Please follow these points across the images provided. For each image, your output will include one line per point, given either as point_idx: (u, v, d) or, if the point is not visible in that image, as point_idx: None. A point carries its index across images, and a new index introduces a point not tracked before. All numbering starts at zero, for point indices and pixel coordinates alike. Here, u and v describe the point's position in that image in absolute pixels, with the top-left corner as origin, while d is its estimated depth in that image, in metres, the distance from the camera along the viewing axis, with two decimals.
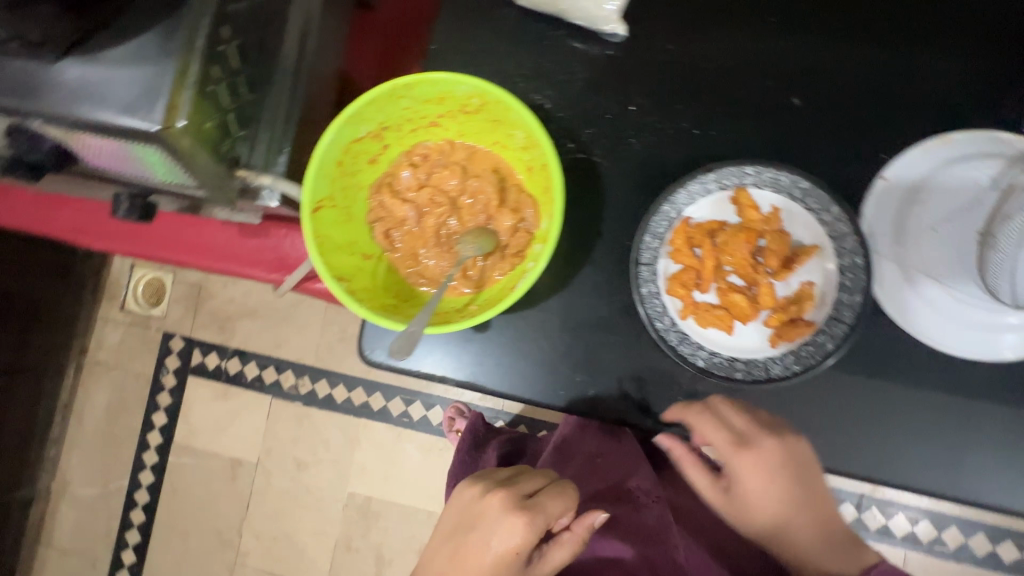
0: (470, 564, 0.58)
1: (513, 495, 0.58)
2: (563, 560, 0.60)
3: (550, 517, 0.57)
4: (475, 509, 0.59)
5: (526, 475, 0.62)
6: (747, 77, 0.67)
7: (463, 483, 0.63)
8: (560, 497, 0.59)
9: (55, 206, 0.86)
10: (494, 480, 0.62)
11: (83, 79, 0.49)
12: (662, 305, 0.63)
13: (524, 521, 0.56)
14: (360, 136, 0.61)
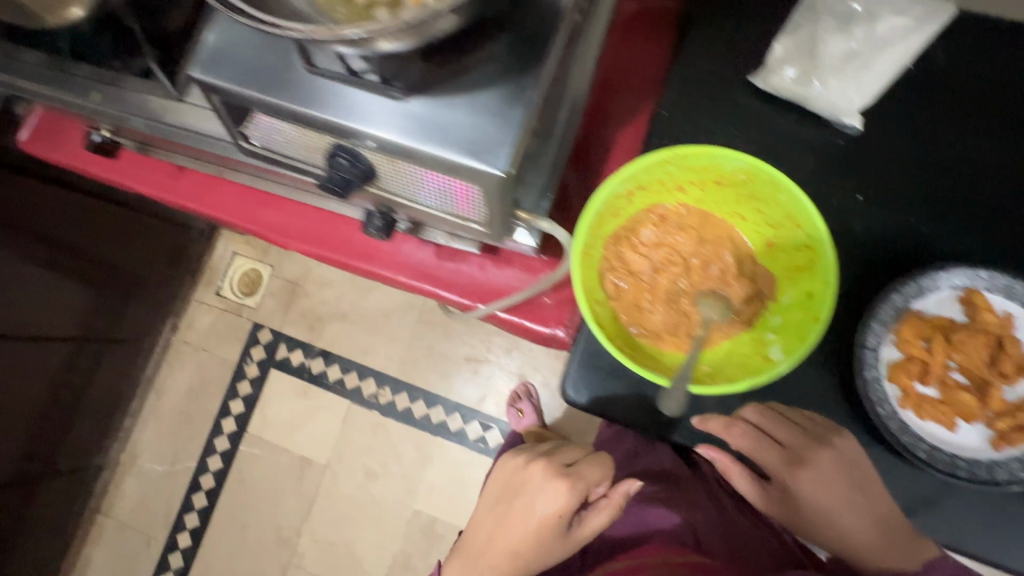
0: (518, 521, 0.77)
1: (552, 463, 0.79)
2: (603, 523, 0.75)
3: (587, 483, 0.74)
4: (520, 476, 0.82)
5: (565, 449, 0.85)
6: (979, 183, 0.69)
7: (511, 458, 0.88)
8: (596, 466, 0.77)
9: (262, 206, 0.93)
10: (533, 454, 0.86)
11: (430, 117, 0.54)
12: (884, 392, 0.65)
13: (568, 484, 0.75)
14: (621, 193, 0.65)
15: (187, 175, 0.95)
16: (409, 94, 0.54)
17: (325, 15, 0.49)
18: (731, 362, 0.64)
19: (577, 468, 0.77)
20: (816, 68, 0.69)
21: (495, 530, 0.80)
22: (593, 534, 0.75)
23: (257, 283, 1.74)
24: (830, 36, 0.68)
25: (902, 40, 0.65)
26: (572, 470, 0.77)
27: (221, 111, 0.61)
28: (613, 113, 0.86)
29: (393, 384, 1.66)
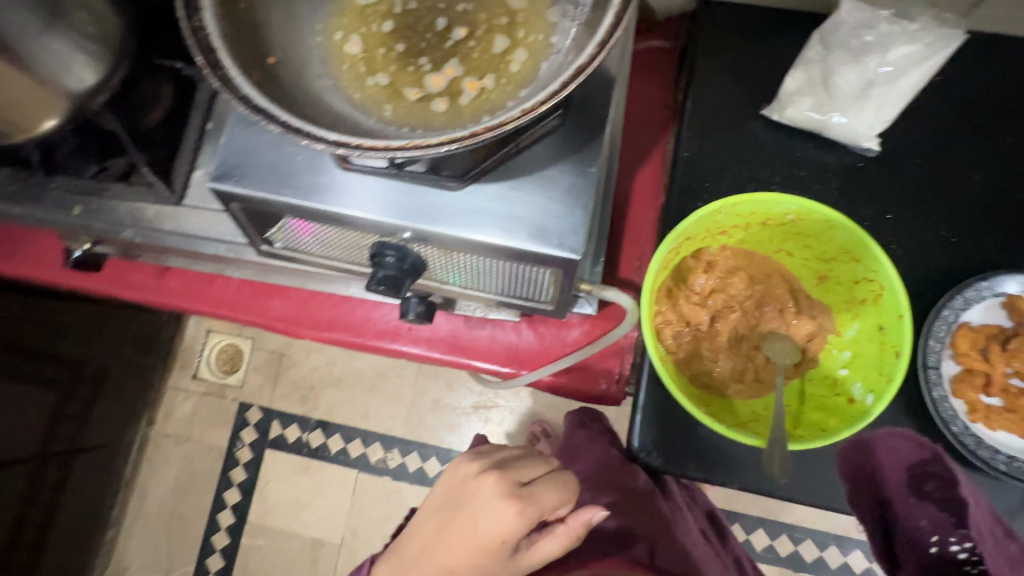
0: (461, 538, 0.64)
1: (511, 482, 0.66)
2: (551, 552, 0.65)
3: (541, 509, 0.64)
4: (469, 486, 0.67)
5: (526, 464, 0.71)
6: (995, 191, 0.72)
7: (460, 461, 0.72)
8: (554, 490, 0.66)
9: (268, 296, 0.85)
10: (489, 462, 0.71)
11: (491, 204, 0.50)
12: (953, 408, 0.65)
13: (518, 508, 0.63)
14: (674, 247, 0.63)
15: (175, 273, 0.86)
16: (464, 181, 0.50)
17: (373, 113, 0.46)
18: (809, 404, 0.63)
19: (531, 489, 0.66)
20: (833, 98, 0.70)
21: (433, 539, 0.66)
22: (539, 563, 0.65)
23: (239, 359, 1.62)
24: (844, 66, 0.68)
25: (917, 65, 0.66)
26: (521, 491, 0.65)
27: (242, 217, 0.56)
28: (627, 156, 0.85)
29: (403, 446, 1.57)
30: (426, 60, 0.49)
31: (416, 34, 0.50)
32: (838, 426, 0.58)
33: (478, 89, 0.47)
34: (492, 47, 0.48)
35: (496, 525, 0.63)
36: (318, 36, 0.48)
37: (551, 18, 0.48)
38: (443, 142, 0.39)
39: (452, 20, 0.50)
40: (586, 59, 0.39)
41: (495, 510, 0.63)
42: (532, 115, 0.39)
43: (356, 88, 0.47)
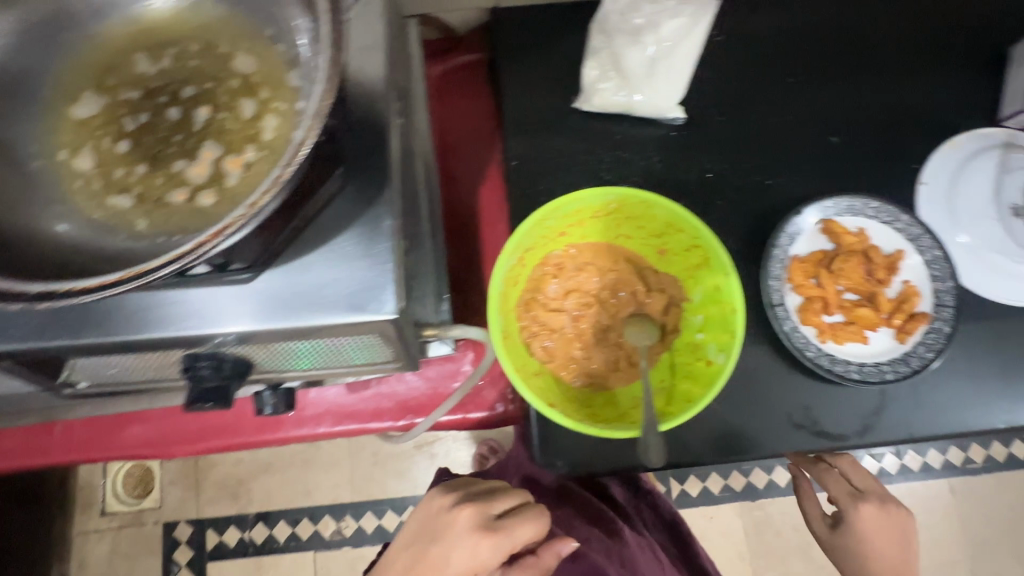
0: (434, 569, 0.66)
1: (483, 514, 0.67)
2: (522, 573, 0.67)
3: (515, 541, 0.65)
4: (442, 519, 0.67)
5: (503, 493, 0.70)
6: (792, 129, 0.79)
7: (433, 493, 0.71)
8: (529, 523, 0.67)
9: (124, 425, 0.77)
10: (465, 493, 0.70)
11: (293, 287, 0.47)
12: (804, 336, 0.70)
13: (492, 541, 0.65)
14: (513, 264, 0.63)
15: (7, 433, 0.76)
16: (256, 271, 0.47)
17: (121, 232, 0.41)
18: (679, 375, 0.65)
19: (505, 526, 0.65)
20: (628, 80, 0.73)
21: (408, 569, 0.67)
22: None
23: (151, 479, 1.50)
24: (627, 49, 0.71)
25: (687, 37, 0.69)
26: (496, 526, 0.66)
27: (25, 372, 0.49)
28: (466, 176, 0.85)
29: (355, 509, 1.51)
30: (176, 157, 0.43)
31: (151, 128, 0.44)
32: (701, 391, 0.60)
33: (243, 164, 0.43)
34: (240, 124, 0.43)
35: (468, 556, 0.65)
36: (36, 161, 0.42)
37: (293, 82, 0.44)
38: (165, 263, 0.35)
39: (185, 104, 0.44)
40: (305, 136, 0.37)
41: (464, 545, 0.65)
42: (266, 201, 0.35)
43: (95, 209, 0.42)
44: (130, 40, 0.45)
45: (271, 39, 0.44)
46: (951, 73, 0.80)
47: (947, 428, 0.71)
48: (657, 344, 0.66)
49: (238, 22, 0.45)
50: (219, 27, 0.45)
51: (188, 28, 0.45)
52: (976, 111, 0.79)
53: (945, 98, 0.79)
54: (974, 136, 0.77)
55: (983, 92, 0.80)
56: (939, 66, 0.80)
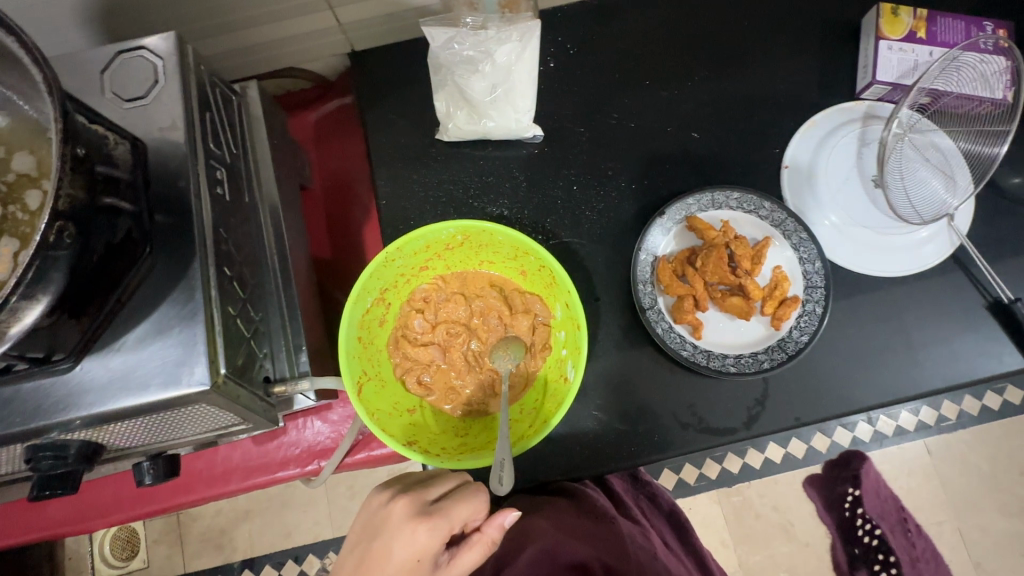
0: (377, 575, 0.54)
1: (418, 501, 0.56)
2: (473, 561, 0.56)
3: (454, 523, 0.54)
4: (379, 515, 0.57)
5: (440, 478, 0.60)
6: (652, 129, 0.79)
7: (372, 490, 0.61)
8: (469, 500, 0.56)
9: (41, 505, 0.79)
10: (403, 485, 0.60)
11: (113, 371, 0.48)
12: (678, 335, 0.71)
13: (429, 527, 0.54)
14: (368, 307, 0.64)
15: None
16: (72, 359, 0.47)
17: None
18: (546, 394, 0.65)
19: (441, 506, 0.55)
20: (476, 107, 0.74)
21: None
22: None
23: (137, 539, 1.53)
24: (468, 79, 0.71)
25: (520, 60, 0.70)
26: (432, 509, 0.55)
27: None
28: (350, 218, 0.87)
29: (337, 544, 1.53)
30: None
31: None
32: (556, 410, 0.61)
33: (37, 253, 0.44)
34: (26, 218, 0.45)
35: (409, 552, 0.53)
36: None
37: None
38: None
39: None
40: (33, 238, 0.37)
41: (401, 540, 0.54)
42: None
43: None
44: None
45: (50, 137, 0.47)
46: (804, 51, 0.81)
47: (838, 405, 0.71)
48: (525, 365, 0.68)
49: (21, 125, 0.47)
50: (4, 133, 0.48)
51: None
52: (834, 85, 0.80)
53: (800, 78, 0.80)
54: (831, 113, 0.78)
55: (838, 65, 0.80)
56: (792, 45, 0.81)
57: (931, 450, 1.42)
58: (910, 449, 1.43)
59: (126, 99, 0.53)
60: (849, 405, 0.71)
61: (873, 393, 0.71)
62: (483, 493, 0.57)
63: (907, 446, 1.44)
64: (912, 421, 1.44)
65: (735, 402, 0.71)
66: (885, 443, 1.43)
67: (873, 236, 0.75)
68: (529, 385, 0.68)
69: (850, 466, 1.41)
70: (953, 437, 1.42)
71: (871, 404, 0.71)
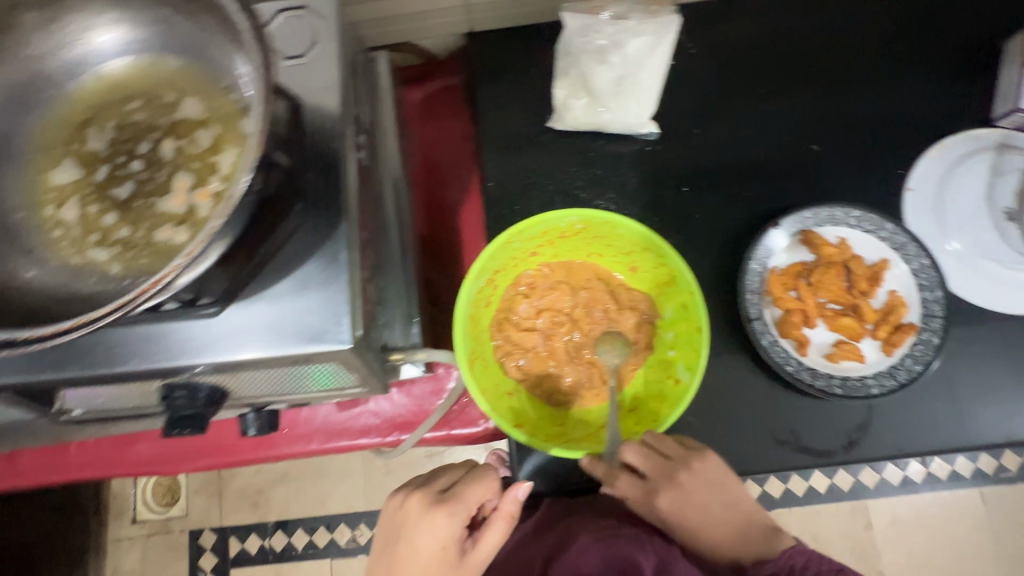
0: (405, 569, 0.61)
1: (430, 493, 0.63)
2: (497, 540, 0.62)
3: (468, 504, 0.61)
4: (398, 516, 0.63)
5: (441, 473, 0.67)
6: (771, 138, 0.77)
7: (393, 494, 0.66)
8: (475, 483, 0.63)
9: (129, 444, 0.81)
10: (413, 486, 0.66)
11: (257, 320, 0.49)
12: (784, 350, 0.69)
13: (446, 512, 0.61)
14: (481, 286, 0.64)
15: (25, 451, 0.80)
16: (221, 305, 0.49)
17: (90, 275, 0.44)
18: (650, 394, 0.66)
19: (449, 492, 0.62)
20: (597, 98, 0.73)
21: None
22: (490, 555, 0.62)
23: (178, 488, 1.56)
24: (594, 68, 0.70)
25: (651, 55, 0.69)
26: (443, 498, 0.62)
27: (19, 399, 0.53)
28: (447, 198, 0.87)
29: (368, 517, 1.54)
30: (150, 197, 0.46)
31: (116, 174, 0.47)
32: (669, 411, 0.61)
33: (210, 195, 0.45)
34: (197, 154, 0.46)
35: (438, 541, 0.60)
36: (17, 213, 0.45)
37: (244, 127, 0.46)
38: (112, 309, 0.36)
39: (152, 152, 0.47)
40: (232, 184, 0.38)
41: (432, 535, 0.60)
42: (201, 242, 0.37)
43: (68, 253, 0.45)
44: (96, 93, 0.48)
45: (226, 88, 0.47)
46: (938, 73, 0.77)
47: (945, 440, 0.68)
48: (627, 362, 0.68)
49: (196, 71, 0.48)
50: (180, 78, 0.49)
51: (153, 81, 0.49)
52: (968, 110, 0.76)
53: (933, 100, 0.77)
54: (963, 138, 0.75)
55: (974, 90, 0.77)
56: (927, 65, 0.78)
57: (988, 501, 1.37)
58: (966, 497, 1.38)
59: (285, 55, 0.54)
60: (956, 442, 0.68)
61: (983, 432, 0.68)
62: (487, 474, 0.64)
63: (962, 493, 1.39)
64: (969, 467, 1.39)
65: (838, 423, 0.69)
66: (940, 487, 1.38)
67: (997, 270, 0.72)
68: (628, 383, 0.68)
69: (899, 507, 1.37)
70: (1012, 489, 1.37)
71: (979, 444, 0.68)
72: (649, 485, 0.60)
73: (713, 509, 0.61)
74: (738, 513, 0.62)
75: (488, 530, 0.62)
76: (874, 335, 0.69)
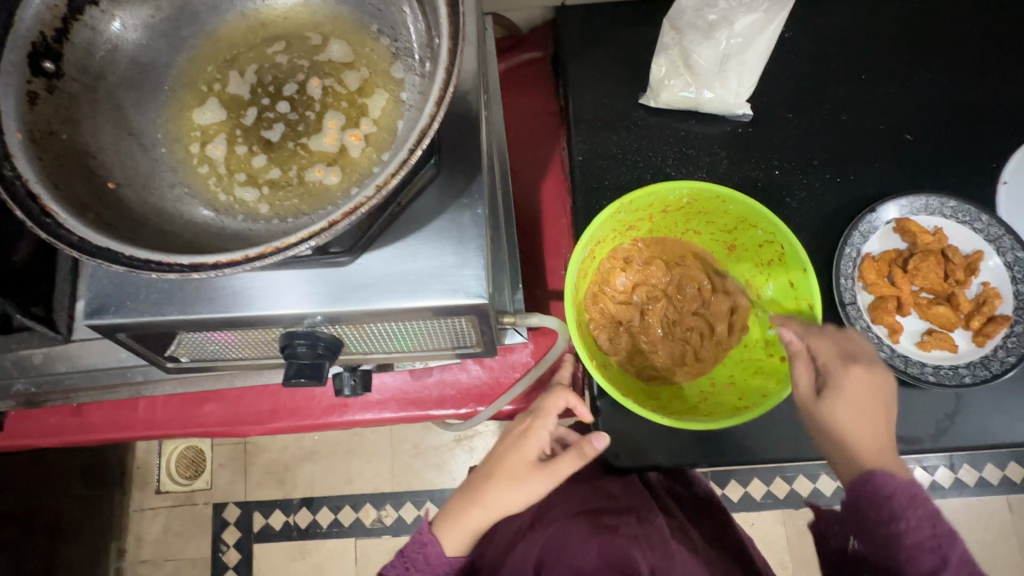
0: (493, 466, 0.66)
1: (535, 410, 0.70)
2: (566, 470, 0.63)
3: (555, 416, 0.67)
4: (511, 425, 0.71)
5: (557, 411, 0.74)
6: (864, 125, 0.77)
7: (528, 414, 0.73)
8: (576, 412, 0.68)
9: (199, 403, 0.79)
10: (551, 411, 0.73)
11: (390, 270, 0.49)
12: (876, 335, 0.69)
13: (538, 421, 0.67)
14: (586, 254, 0.64)
15: (93, 406, 0.79)
16: (355, 253, 0.48)
17: (239, 212, 0.44)
18: (750, 370, 0.66)
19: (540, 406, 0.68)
20: (698, 75, 0.73)
21: (478, 480, 0.67)
22: (559, 481, 0.64)
23: (203, 459, 1.41)
24: (699, 45, 0.70)
25: (760, 33, 0.68)
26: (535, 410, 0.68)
27: (134, 344, 0.52)
28: (527, 173, 0.86)
29: (395, 499, 1.38)
30: (301, 138, 0.46)
31: (262, 116, 0.47)
32: (777, 388, 0.60)
33: (363, 137, 0.45)
34: (346, 96, 0.46)
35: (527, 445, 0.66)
36: (161, 147, 0.45)
37: (396, 74, 0.46)
38: (301, 239, 0.36)
39: (298, 95, 0.47)
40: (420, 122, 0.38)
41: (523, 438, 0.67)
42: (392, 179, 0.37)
43: (215, 191, 0.45)
44: (241, 34, 0.49)
45: (376, 34, 0.47)
46: None
47: None
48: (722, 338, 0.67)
49: (344, 18, 0.48)
50: (327, 23, 0.49)
51: (299, 24, 0.49)
52: None
53: None
54: None
55: None
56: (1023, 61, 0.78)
57: None
58: None
59: None
60: None
61: None
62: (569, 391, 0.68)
63: None
64: None
65: (926, 412, 0.69)
66: None
67: None
68: (724, 359, 0.67)
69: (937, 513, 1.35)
70: None
71: None
72: (821, 380, 0.57)
73: (853, 416, 0.55)
74: (883, 433, 0.57)
75: (560, 458, 0.63)
76: (970, 324, 0.69)
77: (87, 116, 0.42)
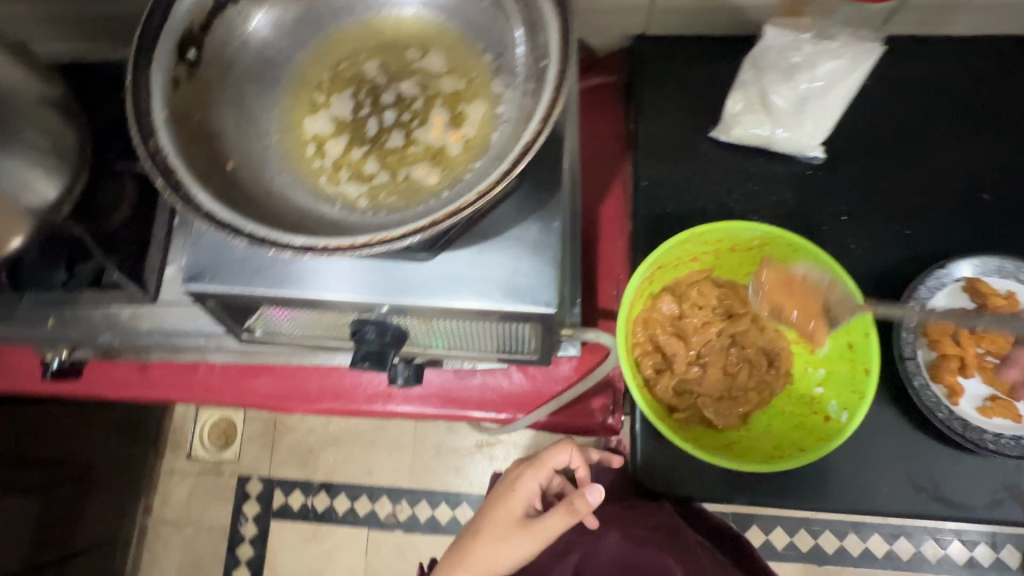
0: (483, 521, 0.70)
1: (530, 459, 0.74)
2: (556, 526, 0.65)
3: (544, 466, 0.70)
4: (506, 479, 0.74)
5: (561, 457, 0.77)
6: (939, 180, 0.76)
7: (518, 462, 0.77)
8: (567, 457, 0.71)
9: (252, 375, 0.83)
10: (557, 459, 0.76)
11: (465, 270, 0.51)
12: (935, 395, 0.66)
13: (529, 472, 0.70)
14: (645, 279, 0.65)
15: (156, 365, 0.84)
16: (434, 252, 0.50)
17: (338, 201, 0.47)
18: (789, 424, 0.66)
19: (538, 457, 0.71)
20: (774, 115, 0.73)
21: (468, 535, 0.71)
22: (547, 536, 0.66)
23: (234, 431, 1.46)
24: (778, 86, 0.71)
25: (842, 80, 0.69)
26: (532, 460, 0.71)
27: (217, 312, 0.56)
28: (588, 192, 0.88)
29: (411, 495, 1.40)
30: (407, 139, 0.49)
31: (366, 119, 0.50)
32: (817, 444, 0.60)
33: (462, 139, 0.48)
34: (445, 104, 0.50)
35: (518, 498, 0.70)
36: (274, 135, 0.49)
37: (496, 88, 0.49)
38: (405, 233, 0.39)
39: (399, 102, 0.50)
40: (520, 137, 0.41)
41: (513, 491, 0.70)
42: (490, 192, 0.40)
43: (321, 182, 0.48)
44: (355, 39, 0.53)
45: (481, 51, 0.51)
46: None
47: None
48: (767, 391, 0.67)
49: (451, 33, 0.52)
50: (431, 37, 0.52)
51: (406, 36, 0.53)
52: None
53: None
54: None
55: None
56: None
57: None
58: None
59: None
60: None
61: None
62: (572, 447, 0.70)
63: None
64: None
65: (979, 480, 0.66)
66: None
67: None
68: (762, 408, 0.67)
69: None
70: None
71: None
72: None
73: None
74: None
75: (551, 512, 0.65)
76: None
77: (216, 101, 0.47)
